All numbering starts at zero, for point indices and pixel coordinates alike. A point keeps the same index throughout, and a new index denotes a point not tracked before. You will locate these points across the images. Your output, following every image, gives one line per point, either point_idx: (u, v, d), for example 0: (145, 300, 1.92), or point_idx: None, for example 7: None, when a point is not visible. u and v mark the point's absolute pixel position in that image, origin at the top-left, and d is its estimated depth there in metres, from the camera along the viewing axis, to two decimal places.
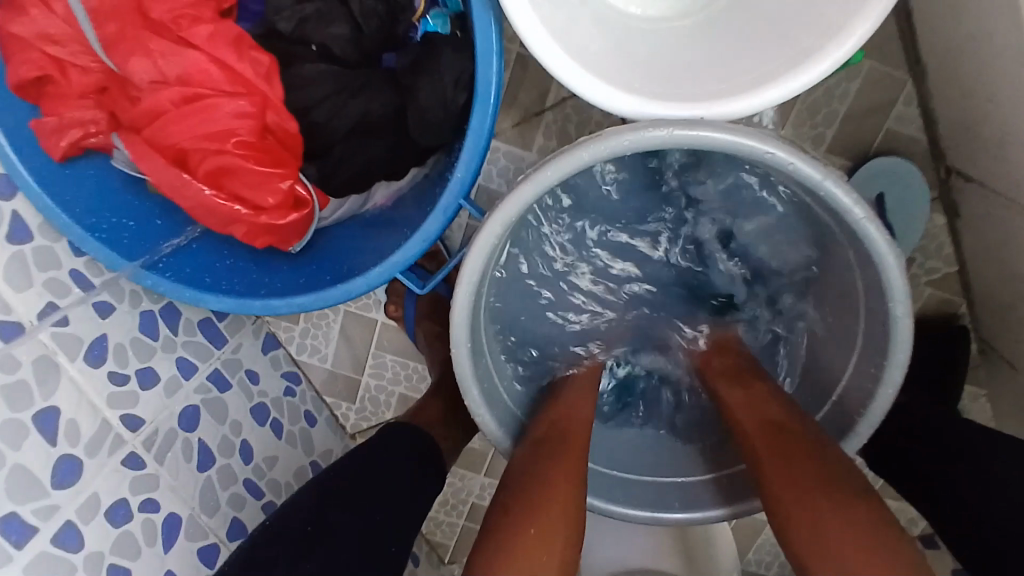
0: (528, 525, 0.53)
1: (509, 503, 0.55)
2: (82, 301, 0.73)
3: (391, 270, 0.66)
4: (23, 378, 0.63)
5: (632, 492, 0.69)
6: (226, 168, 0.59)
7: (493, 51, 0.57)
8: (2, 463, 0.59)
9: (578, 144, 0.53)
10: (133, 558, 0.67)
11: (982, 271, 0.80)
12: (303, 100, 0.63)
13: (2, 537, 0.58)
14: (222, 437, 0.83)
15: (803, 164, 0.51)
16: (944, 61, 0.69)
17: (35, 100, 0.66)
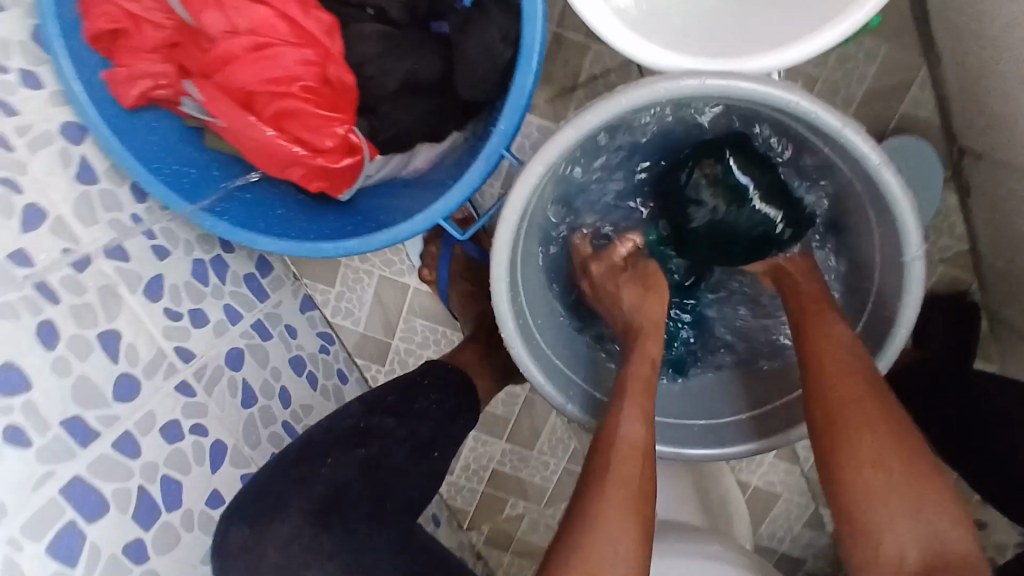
0: (611, 523, 0.58)
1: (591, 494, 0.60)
2: (143, 242, 0.79)
3: (435, 216, 0.72)
4: (89, 302, 0.70)
5: (680, 434, 0.76)
6: (289, 113, 0.65)
7: (537, 10, 0.62)
8: (70, 372, 0.66)
9: (618, 91, 0.57)
10: (184, 472, 0.73)
11: (993, 248, 0.83)
12: (357, 58, 0.68)
13: (69, 436, 0.64)
14: (263, 379, 0.89)
15: (826, 113, 0.55)
16: (956, 43, 0.73)
17: (109, 52, 0.72)
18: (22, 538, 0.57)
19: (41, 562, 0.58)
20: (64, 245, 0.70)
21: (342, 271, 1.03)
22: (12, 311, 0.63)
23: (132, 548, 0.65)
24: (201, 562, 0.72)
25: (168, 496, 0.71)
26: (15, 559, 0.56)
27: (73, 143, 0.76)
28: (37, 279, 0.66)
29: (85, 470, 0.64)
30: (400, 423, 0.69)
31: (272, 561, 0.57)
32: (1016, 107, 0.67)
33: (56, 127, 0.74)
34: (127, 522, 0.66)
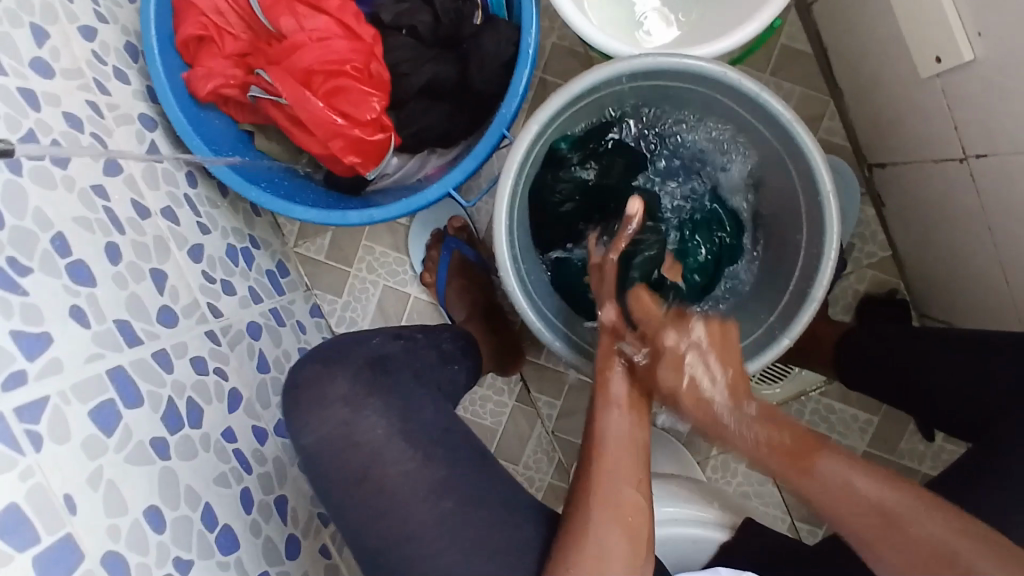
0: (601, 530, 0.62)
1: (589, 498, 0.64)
2: (191, 216, 0.91)
3: (445, 186, 0.87)
4: (145, 242, 0.81)
5: None
6: (339, 91, 0.83)
7: (532, 22, 0.83)
8: (126, 286, 0.75)
9: (591, 66, 0.76)
10: (206, 402, 0.79)
11: (909, 244, 1.00)
12: (393, 60, 0.89)
13: (119, 335, 0.71)
14: (276, 355, 0.97)
15: (746, 79, 0.74)
16: (853, 76, 0.96)
17: (191, 57, 0.90)
18: (69, 393, 0.61)
19: (81, 421, 0.62)
20: (132, 198, 0.81)
21: (350, 281, 1.14)
22: (89, 225, 0.73)
23: (157, 444, 0.69)
24: (211, 482, 0.74)
25: (190, 416, 0.76)
26: (62, 410, 0.60)
27: (146, 130, 0.90)
28: (109, 209, 0.77)
29: (128, 363, 0.70)
30: (427, 336, 0.87)
31: (339, 393, 0.72)
32: (904, 108, 0.87)
33: (135, 114, 0.89)
34: (156, 421, 0.70)
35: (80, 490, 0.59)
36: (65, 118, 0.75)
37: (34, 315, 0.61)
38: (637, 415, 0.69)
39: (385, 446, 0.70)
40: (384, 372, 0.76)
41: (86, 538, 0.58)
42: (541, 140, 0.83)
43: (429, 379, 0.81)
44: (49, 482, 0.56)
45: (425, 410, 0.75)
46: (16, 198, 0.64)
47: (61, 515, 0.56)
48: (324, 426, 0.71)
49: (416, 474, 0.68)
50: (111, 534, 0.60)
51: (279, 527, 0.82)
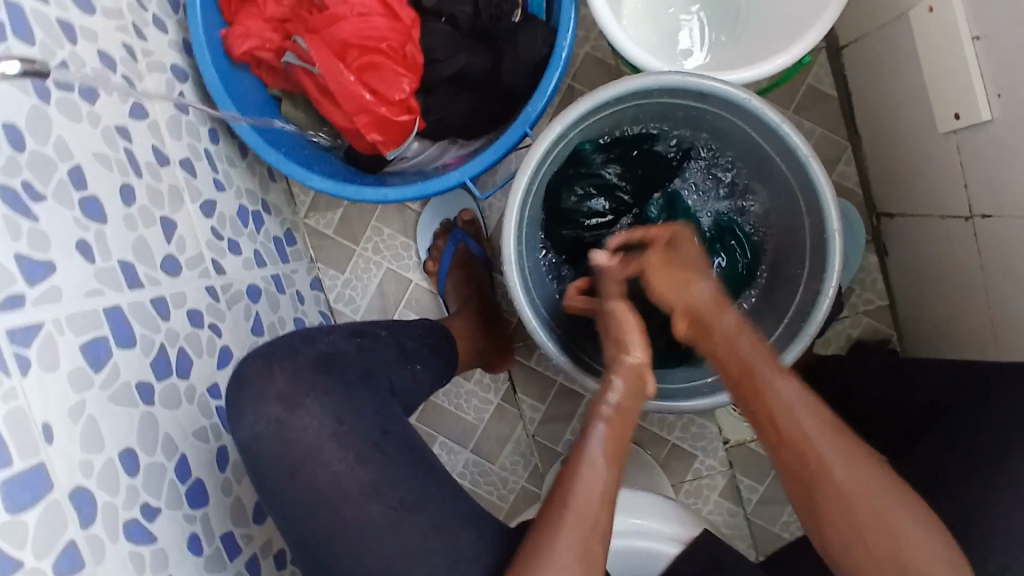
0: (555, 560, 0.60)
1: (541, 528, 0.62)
2: (207, 171, 0.92)
3: (461, 175, 0.88)
4: (160, 189, 0.81)
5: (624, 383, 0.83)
6: (372, 68, 0.84)
7: (569, 26, 0.84)
8: (135, 229, 0.75)
9: (621, 77, 0.77)
10: (197, 354, 0.79)
11: (907, 296, 1.01)
12: (428, 45, 0.89)
13: (121, 275, 0.71)
14: (271, 321, 0.97)
15: (770, 110, 0.75)
16: (874, 124, 0.97)
17: (231, 15, 0.92)
18: (64, 323, 0.61)
19: (71, 351, 0.61)
20: (153, 143, 0.82)
21: (354, 259, 1.15)
22: (107, 163, 0.73)
23: (143, 388, 0.69)
24: (190, 434, 0.74)
25: (180, 365, 0.76)
26: (54, 339, 0.60)
27: (177, 80, 0.91)
28: (129, 151, 0.77)
29: (126, 304, 0.70)
30: (390, 333, 0.86)
31: (277, 388, 0.71)
32: (920, 162, 0.89)
33: (168, 63, 0.90)
34: (145, 366, 0.70)
35: (59, 420, 0.58)
36: (99, 56, 0.76)
37: (41, 242, 0.62)
38: (614, 470, 0.65)
39: (319, 445, 0.69)
40: (327, 371, 0.74)
41: (59, 470, 0.57)
42: (562, 143, 0.84)
43: (386, 377, 0.81)
44: (29, 407, 0.56)
45: (367, 411, 0.74)
46: (41, 124, 0.65)
47: (37, 441, 0.56)
48: (260, 423, 0.70)
49: (346, 476, 0.69)
50: (83, 470, 0.59)
51: (251, 490, 0.82)
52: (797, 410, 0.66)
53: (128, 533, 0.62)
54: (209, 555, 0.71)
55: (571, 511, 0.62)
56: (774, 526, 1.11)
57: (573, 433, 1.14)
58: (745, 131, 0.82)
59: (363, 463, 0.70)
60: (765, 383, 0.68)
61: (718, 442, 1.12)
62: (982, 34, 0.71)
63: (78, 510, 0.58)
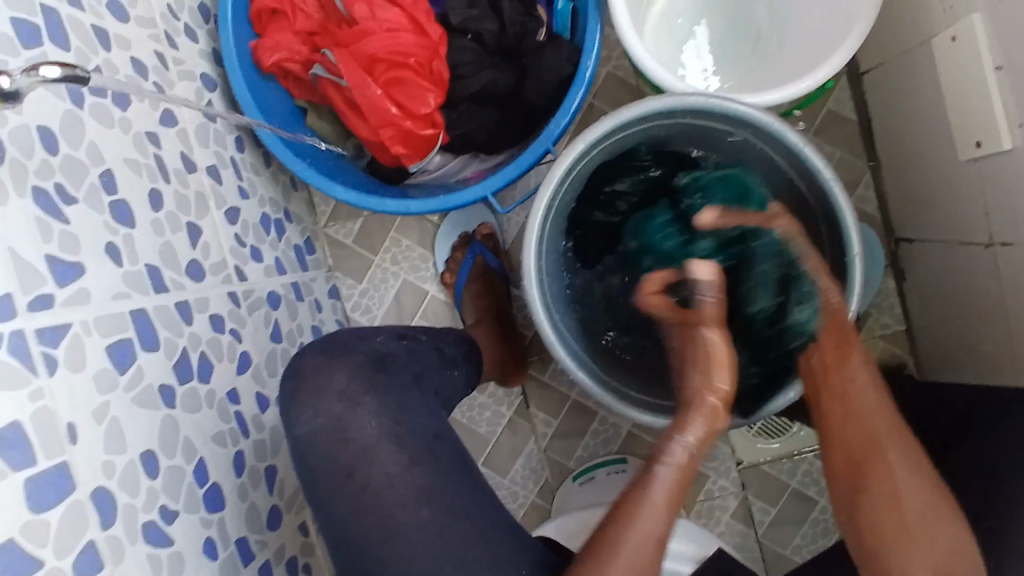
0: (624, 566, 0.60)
1: (610, 531, 0.62)
2: (233, 179, 0.94)
3: (483, 190, 0.89)
4: (187, 194, 0.83)
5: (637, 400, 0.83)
6: (398, 83, 0.85)
7: (594, 46, 0.86)
8: (162, 234, 0.77)
9: (645, 97, 0.78)
10: (217, 359, 0.80)
11: (925, 321, 1.00)
12: (454, 60, 0.91)
13: (147, 278, 0.72)
14: (290, 328, 0.98)
15: (791, 134, 0.76)
16: (894, 150, 0.98)
17: (262, 27, 0.94)
18: (91, 324, 0.62)
19: (97, 353, 0.62)
20: (182, 150, 0.84)
21: (372, 269, 1.16)
22: (137, 168, 0.75)
23: (165, 391, 0.70)
24: (209, 438, 0.75)
25: (201, 369, 0.77)
26: (82, 340, 0.61)
27: (206, 89, 0.93)
28: (158, 157, 0.79)
29: (151, 307, 0.71)
30: (430, 338, 0.87)
31: (338, 385, 0.71)
32: (939, 187, 0.89)
33: (198, 73, 0.92)
34: (168, 369, 0.71)
35: (83, 419, 0.59)
36: (132, 64, 0.78)
37: (71, 244, 0.63)
38: (671, 512, 0.64)
39: (376, 443, 0.69)
40: (381, 370, 0.75)
41: (82, 469, 0.58)
42: (585, 160, 0.85)
43: (428, 381, 0.81)
44: (55, 407, 0.57)
45: (418, 413, 0.74)
46: (74, 129, 0.66)
47: (62, 441, 0.56)
48: (318, 417, 0.70)
49: (400, 478, 0.67)
50: (106, 470, 0.60)
51: (265, 495, 0.82)
52: (865, 394, 0.72)
53: (148, 535, 0.63)
54: (224, 559, 0.72)
55: (638, 526, 0.61)
56: (786, 549, 1.10)
57: (585, 449, 1.14)
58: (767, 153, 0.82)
59: (415, 466, 0.68)
60: (845, 363, 0.74)
61: (731, 462, 1.11)
62: (1004, 64, 0.71)
63: (98, 510, 0.58)
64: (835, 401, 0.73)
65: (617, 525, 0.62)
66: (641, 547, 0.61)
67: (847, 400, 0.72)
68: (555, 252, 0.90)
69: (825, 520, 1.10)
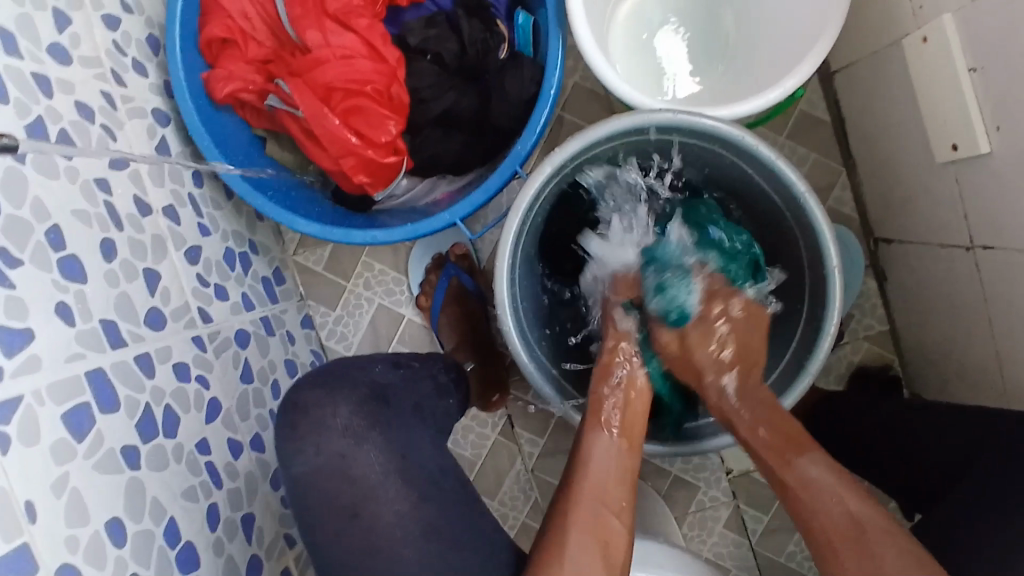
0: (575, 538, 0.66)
1: (563, 507, 0.69)
2: (192, 216, 0.90)
3: (452, 217, 0.86)
4: (143, 240, 0.79)
5: None
6: (358, 111, 0.82)
7: (557, 63, 0.83)
8: (117, 285, 0.73)
9: (612, 116, 0.76)
10: (184, 409, 0.77)
11: (908, 322, 0.99)
12: (415, 84, 0.88)
13: (103, 335, 0.69)
14: (262, 366, 0.95)
15: (763, 147, 0.74)
16: (869, 151, 0.96)
17: (214, 58, 0.90)
18: (44, 393, 0.59)
19: (53, 423, 0.59)
20: (135, 193, 0.80)
21: (345, 296, 1.13)
22: (88, 218, 0.71)
23: (128, 452, 0.67)
24: (179, 495, 0.72)
25: (166, 423, 0.74)
26: (35, 412, 0.58)
27: (159, 125, 0.89)
28: (110, 203, 0.75)
29: (109, 365, 0.68)
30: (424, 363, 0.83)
31: (341, 421, 0.71)
32: (917, 188, 0.87)
33: (149, 109, 0.88)
34: (130, 428, 0.68)
35: (42, 496, 0.56)
36: (77, 108, 0.74)
37: (18, 310, 0.60)
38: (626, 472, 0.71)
39: (381, 483, 0.69)
40: (385, 404, 0.74)
41: (43, 549, 0.55)
42: (554, 182, 0.82)
43: (428, 410, 0.79)
44: (10, 487, 0.54)
45: (411, 448, 0.72)
46: (16, 185, 0.63)
47: (20, 523, 0.54)
48: (320, 455, 0.71)
49: (409, 516, 0.68)
50: (69, 546, 0.57)
51: (243, 546, 0.80)
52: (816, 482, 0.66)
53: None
54: None
55: (583, 505, 0.68)
56: (780, 557, 1.09)
57: None
58: (740, 166, 0.79)
59: (423, 502, 0.69)
60: (795, 457, 0.67)
61: (720, 472, 1.10)
62: (978, 67, 0.69)
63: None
64: (773, 439, 0.69)
65: (564, 506, 0.69)
66: (600, 504, 0.69)
67: (807, 494, 0.65)
68: (530, 277, 0.88)
69: None
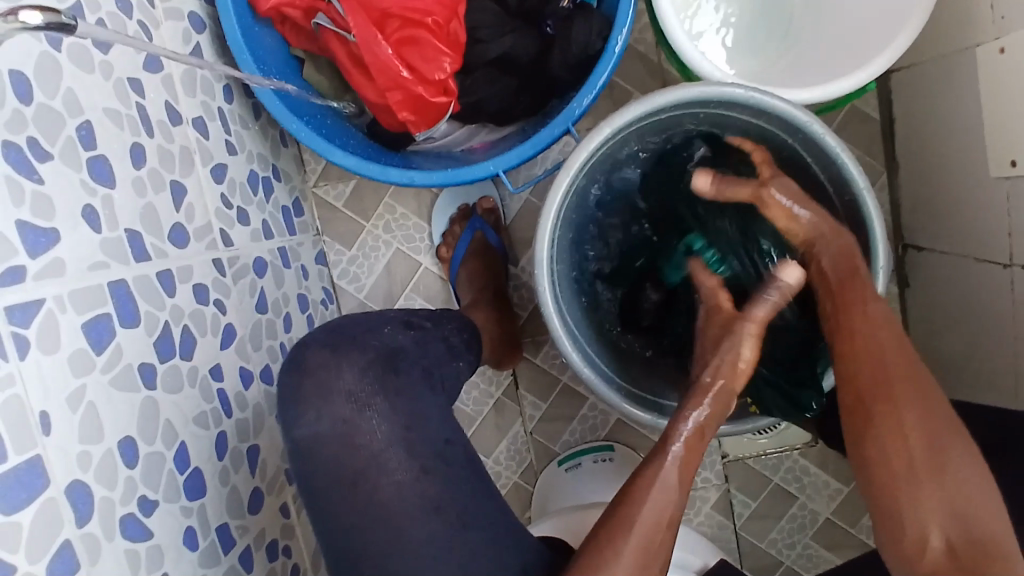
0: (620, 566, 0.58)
1: (596, 540, 0.60)
2: (220, 133, 0.86)
3: (493, 168, 0.83)
4: (171, 150, 0.75)
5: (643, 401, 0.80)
6: (412, 43, 0.77)
7: (626, 20, 0.79)
8: (144, 195, 0.69)
9: (679, 84, 0.73)
10: (200, 333, 0.73)
11: (922, 331, 1.00)
12: (472, 22, 0.84)
13: (128, 246, 0.65)
14: (276, 297, 0.92)
15: (829, 136, 0.72)
16: (915, 155, 0.95)
17: None
18: (66, 299, 0.56)
19: (73, 332, 0.56)
20: (166, 99, 0.75)
21: (363, 236, 1.09)
22: (119, 120, 0.67)
23: (146, 370, 0.64)
24: (191, 420, 0.69)
25: (184, 345, 0.70)
26: (56, 318, 0.54)
27: (194, 31, 0.84)
28: (142, 107, 0.71)
29: (131, 279, 0.64)
30: (437, 325, 0.82)
31: (345, 385, 0.68)
32: (961, 199, 0.87)
33: (187, 11, 0.82)
34: (149, 346, 0.65)
35: (58, 408, 0.53)
36: (117, 0, 0.69)
37: (45, 208, 0.56)
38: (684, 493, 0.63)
39: (386, 450, 0.66)
40: (394, 369, 0.71)
41: (56, 464, 0.52)
42: (606, 145, 0.79)
43: (438, 376, 0.77)
44: (27, 397, 0.51)
45: (432, 412, 0.71)
46: (51, 74, 0.58)
47: (34, 433, 0.51)
48: (323, 420, 0.67)
49: (410, 487, 0.65)
50: (81, 463, 0.55)
51: (247, 478, 0.78)
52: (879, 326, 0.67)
53: (125, 528, 0.58)
54: (203, 550, 0.68)
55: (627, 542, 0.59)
56: (762, 542, 1.12)
57: (571, 434, 1.12)
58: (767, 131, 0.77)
59: (428, 474, 0.66)
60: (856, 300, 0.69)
61: (716, 456, 1.11)
62: None
63: (74, 506, 0.53)
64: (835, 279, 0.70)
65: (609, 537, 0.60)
66: (652, 540, 0.60)
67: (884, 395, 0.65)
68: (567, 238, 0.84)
69: (802, 517, 1.11)
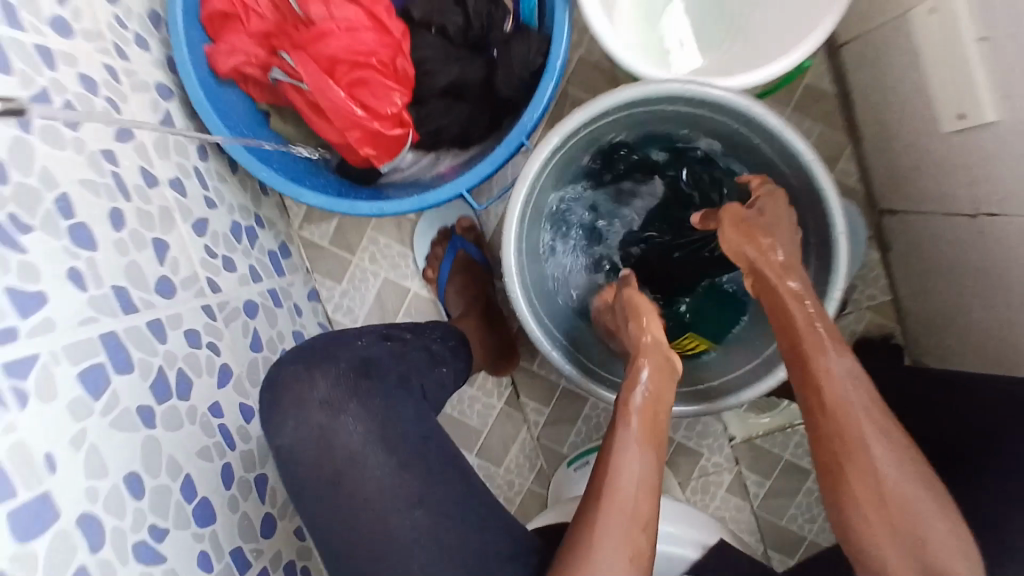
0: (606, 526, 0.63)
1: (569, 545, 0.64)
2: (198, 188, 0.90)
3: (459, 187, 0.85)
4: (151, 211, 0.79)
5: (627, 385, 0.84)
6: (363, 84, 0.82)
7: (563, 34, 0.82)
8: (127, 253, 0.73)
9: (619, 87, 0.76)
10: (197, 374, 0.78)
11: (910, 292, 1.01)
12: (417, 57, 0.87)
13: (115, 300, 0.69)
14: (270, 335, 0.96)
15: (773, 118, 0.74)
16: (873, 123, 0.98)
17: (215, 33, 0.89)
18: (60, 353, 0.60)
19: (69, 381, 0.60)
20: (141, 164, 0.80)
21: (352, 270, 1.14)
22: (95, 189, 0.71)
23: (144, 412, 0.68)
24: (194, 455, 0.74)
25: (180, 386, 0.75)
26: (50, 370, 0.59)
27: (162, 99, 0.89)
28: (116, 173, 0.75)
29: (122, 330, 0.69)
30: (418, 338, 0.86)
31: None
32: (919, 154, 0.88)
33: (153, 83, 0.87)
34: (144, 389, 0.69)
35: (61, 448, 0.58)
36: (81, 80, 0.74)
37: (30, 273, 0.60)
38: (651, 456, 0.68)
39: (370, 466, 0.68)
40: (334, 442, 0.69)
41: (64, 497, 0.57)
42: (559, 155, 0.83)
43: (417, 383, 0.79)
44: (28, 440, 0.55)
45: (410, 421, 0.73)
46: (23, 154, 0.62)
47: (40, 473, 0.55)
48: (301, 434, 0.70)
49: (393, 485, 0.67)
50: (89, 496, 0.59)
51: (256, 505, 0.81)
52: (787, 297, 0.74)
53: (138, 555, 0.62)
54: (218, 572, 0.72)
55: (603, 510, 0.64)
56: (782, 520, 1.11)
57: (577, 436, 1.14)
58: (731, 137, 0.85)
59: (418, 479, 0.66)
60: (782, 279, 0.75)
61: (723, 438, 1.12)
62: (990, 34, 0.67)
63: (85, 535, 0.58)
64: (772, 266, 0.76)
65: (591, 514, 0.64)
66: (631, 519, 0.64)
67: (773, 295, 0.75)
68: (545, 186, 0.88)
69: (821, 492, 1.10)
